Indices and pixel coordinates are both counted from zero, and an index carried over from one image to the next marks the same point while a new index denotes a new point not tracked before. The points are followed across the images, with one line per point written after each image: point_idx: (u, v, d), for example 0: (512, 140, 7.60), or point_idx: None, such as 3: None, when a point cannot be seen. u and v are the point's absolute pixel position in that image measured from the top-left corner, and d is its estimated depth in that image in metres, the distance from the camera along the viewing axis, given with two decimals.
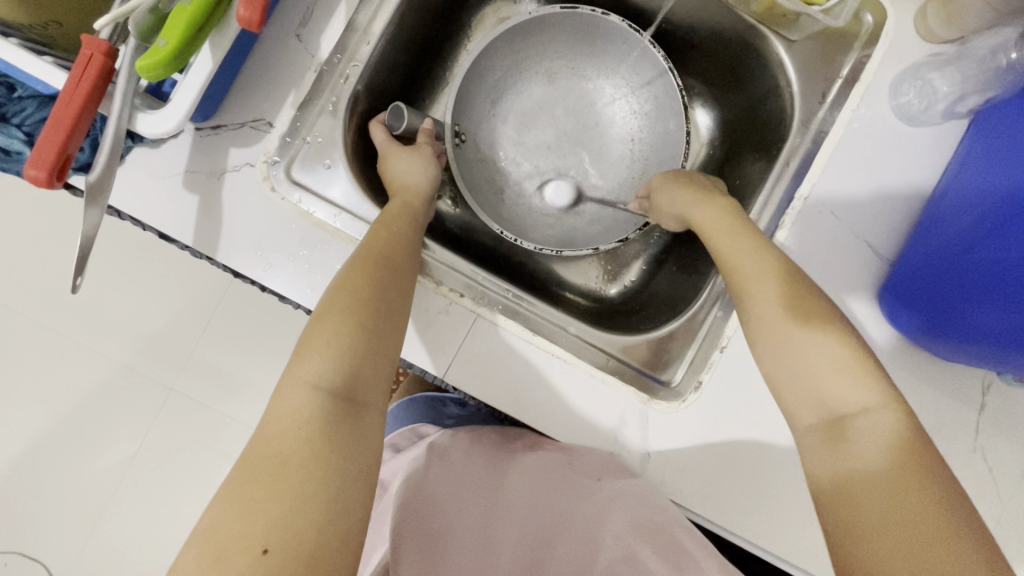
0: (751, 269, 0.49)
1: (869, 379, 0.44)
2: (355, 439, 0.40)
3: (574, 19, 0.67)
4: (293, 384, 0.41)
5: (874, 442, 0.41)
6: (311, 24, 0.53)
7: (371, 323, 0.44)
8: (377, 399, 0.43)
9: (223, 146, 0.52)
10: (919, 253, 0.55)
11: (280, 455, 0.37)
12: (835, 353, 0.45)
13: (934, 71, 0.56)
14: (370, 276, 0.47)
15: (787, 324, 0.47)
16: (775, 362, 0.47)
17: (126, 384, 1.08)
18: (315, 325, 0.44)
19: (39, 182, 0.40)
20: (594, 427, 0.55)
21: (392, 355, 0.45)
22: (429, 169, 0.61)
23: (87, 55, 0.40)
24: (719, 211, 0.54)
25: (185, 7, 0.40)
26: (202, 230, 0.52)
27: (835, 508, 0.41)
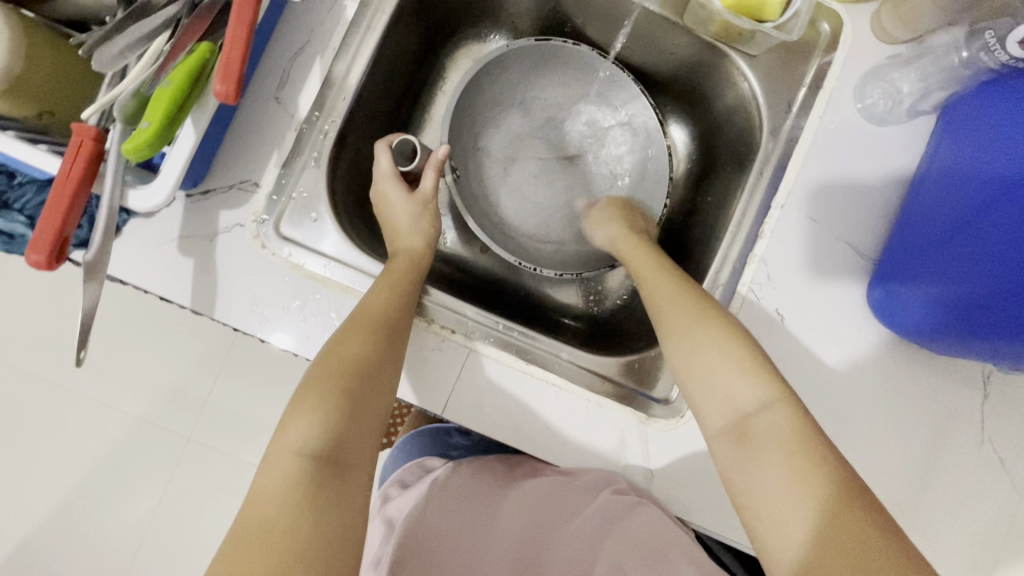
0: (661, 294, 0.55)
1: (762, 373, 0.47)
2: (339, 501, 0.41)
3: (544, 52, 0.70)
4: (278, 452, 0.43)
5: (771, 437, 0.45)
6: (288, 86, 0.56)
7: (356, 387, 0.46)
8: (362, 459, 0.45)
9: (213, 209, 0.55)
10: (908, 249, 0.55)
11: (265, 524, 0.39)
12: (737, 356, 0.48)
13: (895, 72, 0.57)
14: (365, 339, 0.49)
15: (695, 332, 0.51)
16: (684, 370, 0.51)
17: (143, 439, 1.10)
18: (304, 391, 0.46)
19: (40, 265, 0.42)
20: (594, 451, 0.55)
21: (377, 413, 0.48)
22: (420, 215, 0.62)
23: (78, 142, 0.43)
24: (643, 249, 0.61)
25: (166, 88, 0.42)
26: (199, 291, 0.54)
27: (751, 511, 0.44)
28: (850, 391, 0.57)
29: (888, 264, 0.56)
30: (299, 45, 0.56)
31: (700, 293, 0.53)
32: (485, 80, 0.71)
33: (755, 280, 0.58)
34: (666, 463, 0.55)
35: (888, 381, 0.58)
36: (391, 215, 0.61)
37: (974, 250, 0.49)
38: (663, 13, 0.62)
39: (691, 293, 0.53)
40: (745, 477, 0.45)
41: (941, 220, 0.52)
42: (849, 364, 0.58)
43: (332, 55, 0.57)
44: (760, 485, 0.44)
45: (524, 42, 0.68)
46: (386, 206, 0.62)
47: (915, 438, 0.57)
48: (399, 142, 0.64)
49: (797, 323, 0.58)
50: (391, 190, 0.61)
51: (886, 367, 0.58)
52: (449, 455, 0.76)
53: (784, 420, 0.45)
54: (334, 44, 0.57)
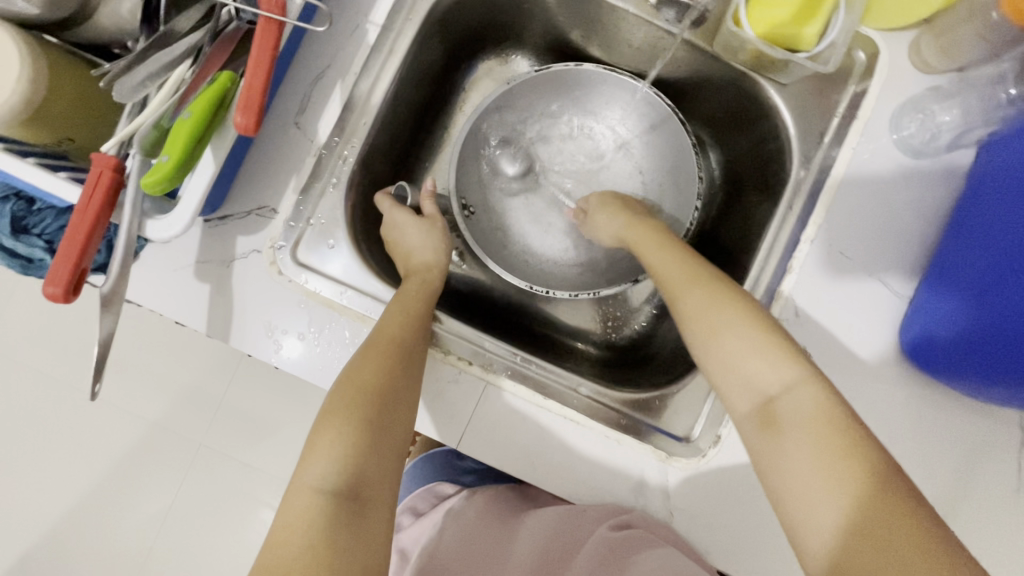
0: (675, 277, 0.52)
1: (786, 355, 0.45)
2: (359, 538, 0.41)
3: (552, 78, 0.68)
4: (297, 488, 0.42)
5: (802, 421, 0.43)
6: (308, 111, 0.55)
7: (374, 418, 0.46)
8: (383, 492, 0.44)
9: (231, 235, 0.54)
10: (940, 290, 0.52)
11: (281, 565, 0.38)
12: (758, 338, 0.46)
13: (935, 103, 0.54)
14: (379, 366, 0.48)
15: (712, 317, 0.48)
16: (709, 355, 0.48)
17: (159, 447, 1.10)
18: (322, 422, 0.45)
19: (57, 298, 0.41)
20: (612, 488, 0.54)
21: (397, 447, 0.47)
22: (436, 241, 0.61)
23: (97, 173, 0.42)
24: (650, 229, 0.58)
25: (186, 119, 0.42)
26: (214, 316, 0.54)
27: (784, 497, 0.42)
28: (883, 432, 0.55)
29: (921, 304, 0.54)
30: (321, 69, 0.56)
31: (718, 277, 0.51)
32: (500, 106, 0.69)
33: (783, 316, 0.55)
34: (689, 504, 0.53)
35: (921, 423, 0.55)
36: (403, 242, 0.60)
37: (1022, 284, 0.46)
38: (693, 40, 0.60)
39: (710, 277, 0.51)
40: (776, 463, 0.43)
41: (981, 264, 0.50)
42: (880, 403, 0.56)
43: (354, 80, 0.56)
44: (792, 468, 0.42)
45: (537, 70, 0.67)
46: (395, 230, 0.60)
47: (951, 483, 0.55)
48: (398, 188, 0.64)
49: (827, 362, 0.55)
50: (402, 213, 0.60)
51: (920, 409, 0.56)
52: (464, 480, 0.74)
53: (815, 401, 0.43)
54: (356, 69, 0.56)
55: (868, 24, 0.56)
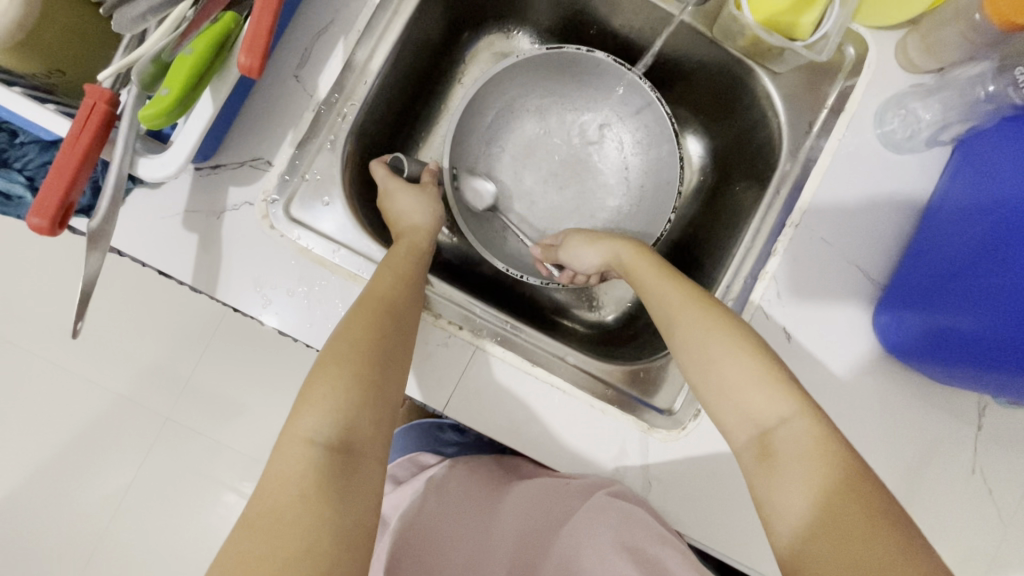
0: (670, 304, 0.52)
1: (782, 388, 0.46)
2: (352, 491, 0.41)
3: (558, 58, 0.68)
4: (290, 440, 0.42)
5: (796, 451, 0.43)
6: (309, 65, 0.54)
7: (369, 374, 0.45)
8: (376, 448, 0.44)
9: (223, 185, 0.53)
10: (917, 274, 0.55)
11: (276, 513, 0.38)
12: (754, 370, 0.47)
13: (916, 101, 0.57)
14: (371, 326, 0.47)
15: (707, 346, 0.49)
16: (704, 385, 0.49)
17: (126, 415, 1.07)
18: (315, 375, 0.45)
19: (41, 230, 0.40)
20: (593, 457, 0.55)
21: (393, 402, 0.47)
22: (430, 206, 0.61)
23: (89, 105, 0.41)
24: (631, 251, 0.58)
25: (186, 57, 0.41)
26: (201, 267, 0.52)
27: (783, 530, 0.42)
28: (852, 413, 0.58)
29: (899, 288, 0.56)
30: (325, 23, 0.55)
31: (712, 307, 0.51)
32: (500, 81, 0.69)
33: (765, 296, 0.58)
34: (666, 472, 0.55)
35: (887, 404, 0.58)
36: (396, 209, 0.59)
37: (982, 283, 0.49)
38: (693, 23, 0.61)
39: (706, 302, 0.51)
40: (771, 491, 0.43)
41: (954, 251, 0.52)
42: (850, 383, 0.58)
43: (356, 37, 0.55)
44: (783, 497, 0.43)
45: (547, 49, 0.66)
46: (387, 195, 0.60)
47: (911, 463, 0.58)
48: (393, 161, 0.63)
49: (804, 343, 0.58)
50: (394, 180, 0.60)
51: (887, 392, 0.59)
52: (444, 450, 0.75)
53: (809, 433, 0.44)
54: (359, 26, 0.55)
55: (861, 20, 0.59)
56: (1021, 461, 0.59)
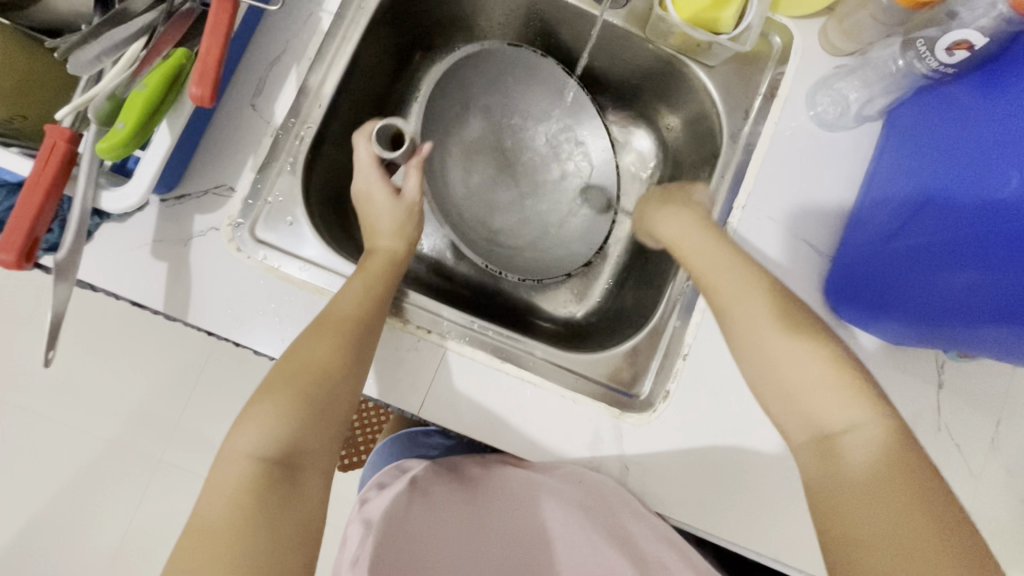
0: (729, 290, 0.51)
1: (857, 394, 0.45)
2: (290, 503, 0.42)
3: (512, 59, 0.72)
4: (228, 455, 0.43)
5: (863, 457, 0.43)
6: (264, 94, 0.57)
7: (317, 395, 0.46)
8: (319, 461, 0.45)
9: (188, 214, 0.55)
10: (867, 238, 0.57)
11: (212, 523, 0.39)
12: (824, 373, 0.46)
13: (841, 80, 0.60)
14: (328, 345, 0.48)
15: (769, 340, 0.48)
16: (761, 380, 0.48)
17: (116, 459, 1.07)
18: (263, 393, 0.45)
19: (8, 264, 0.42)
20: (568, 442, 0.57)
21: (341, 418, 0.48)
22: (410, 222, 0.62)
23: (51, 144, 0.43)
24: (692, 225, 0.57)
25: (140, 92, 0.43)
26: (173, 296, 0.54)
27: (838, 536, 0.41)
28: None
29: (851, 254, 0.59)
30: (276, 54, 0.57)
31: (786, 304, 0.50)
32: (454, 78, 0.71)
33: None
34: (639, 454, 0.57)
35: None
36: (376, 218, 0.61)
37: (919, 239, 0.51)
38: (627, 26, 0.65)
39: (771, 291, 0.50)
40: (825, 493, 0.43)
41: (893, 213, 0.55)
42: None
43: (308, 65, 0.58)
44: (846, 506, 0.41)
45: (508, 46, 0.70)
46: (370, 204, 0.62)
47: None
48: (378, 125, 0.61)
49: None
50: (379, 189, 0.61)
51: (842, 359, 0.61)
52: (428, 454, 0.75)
53: (883, 441, 0.43)
54: (310, 54, 0.58)
55: (781, 12, 0.62)
56: (982, 414, 0.62)
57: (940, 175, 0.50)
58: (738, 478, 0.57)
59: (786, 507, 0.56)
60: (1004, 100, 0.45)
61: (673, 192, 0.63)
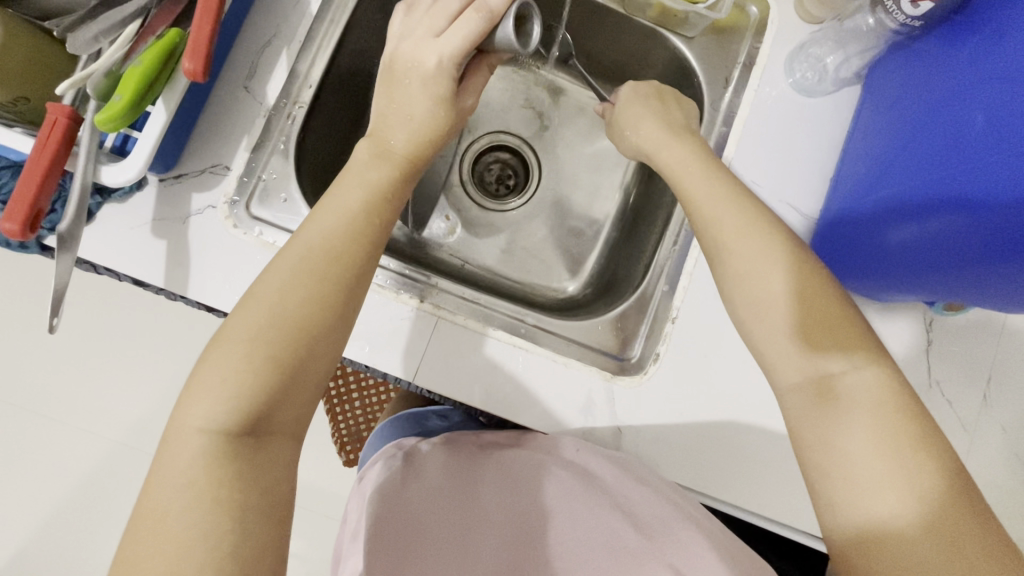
0: (731, 223, 0.50)
1: (856, 338, 0.45)
2: (258, 469, 0.41)
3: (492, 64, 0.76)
4: (181, 429, 0.40)
5: (863, 397, 0.43)
6: (256, 76, 0.59)
7: (287, 357, 0.43)
8: (285, 426, 0.43)
9: (185, 193, 0.57)
10: (857, 184, 0.58)
11: (181, 489, 0.38)
12: (826, 316, 0.46)
13: (815, 46, 0.63)
14: (301, 298, 0.44)
15: (772, 281, 0.47)
16: (761, 317, 0.47)
17: (117, 462, 1.05)
18: (218, 354, 0.42)
19: (13, 235, 0.43)
20: (562, 406, 0.58)
21: (315, 383, 0.45)
22: (440, 113, 0.52)
23: (52, 120, 0.45)
24: (688, 151, 0.56)
25: (136, 68, 0.45)
26: (173, 272, 0.56)
27: (838, 475, 0.42)
28: None
29: (839, 203, 0.60)
30: (267, 37, 0.59)
31: (781, 241, 0.48)
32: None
33: None
34: (631, 416, 0.58)
35: None
36: (409, 105, 0.52)
37: (895, 182, 0.52)
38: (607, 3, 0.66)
39: (771, 232, 0.49)
40: (823, 434, 0.43)
41: (879, 158, 0.55)
42: None
43: (298, 46, 0.60)
44: (847, 447, 0.42)
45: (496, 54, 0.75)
46: (398, 88, 0.52)
47: None
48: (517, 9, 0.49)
49: None
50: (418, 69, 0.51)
51: None
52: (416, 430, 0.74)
53: (878, 380, 0.44)
54: (299, 36, 0.60)
55: None
56: (973, 369, 0.63)
57: (916, 124, 0.52)
58: (728, 437, 0.58)
59: (776, 463, 0.58)
60: (974, 50, 0.47)
61: (666, 104, 0.61)
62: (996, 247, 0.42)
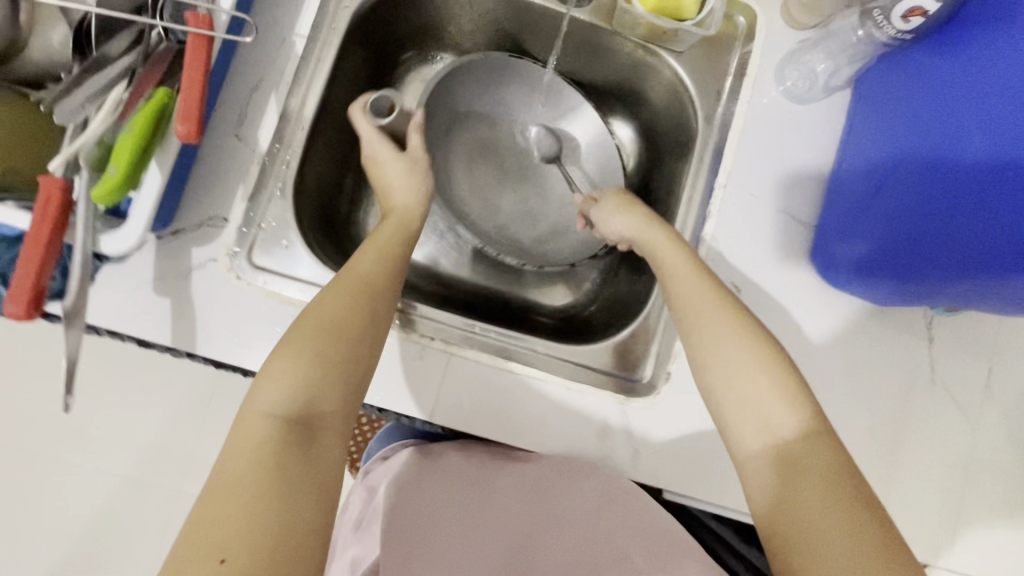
0: (702, 310, 0.52)
1: (803, 405, 0.47)
2: (312, 456, 0.42)
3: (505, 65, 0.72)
4: (249, 414, 0.43)
5: (811, 464, 0.44)
6: (246, 122, 0.58)
7: (333, 350, 0.47)
8: (334, 424, 0.45)
9: (185, 248, 0.56)
10: (858, 190, 0.58)
11: (237, 475, 0.39)
12: (772, 381, 0.48)
13: (808, 53, 0.63)
14: (340, 301, 0.49)
15: (722, 339, 0.50)
16: (715, 372, 0.50)
17: (128, 500, 1.04)
18: (279, 349, 0.46)
19: (19, 317, 0.43)
20: (580, 433, 0.59)
21: (359, 379, 0.48)
22: (415, 178, 0.63)
23: (46, 194, 0.44)
24: (662, 240, 0.57)
25: (128, 135, 0.44)
26: (180, 330, 0.56)
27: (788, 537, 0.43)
28: (805, 352, 0.62)
29: (839, 210, 0.60)
30: (253, 82, 0.58)
31: (733, 300, 0.52)
32: (454, 86, 0.72)
33: (708, 258, 0.62)
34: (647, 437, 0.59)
35: (844, 335, 0.62)
36: (386, 179, 0.63)
37: (901, 185, 0.52)
38: (592, 21, 0.65)
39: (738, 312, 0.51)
40: (777, 496, 0.44)
41: (879, 163, 0.55)
42: (808, 319, 0.62)
43: (286, 88, 0.59)
44: (800, 512, 0.43)
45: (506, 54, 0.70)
46: (380, 167, 0.63)
47: (874, 386, 0.62)
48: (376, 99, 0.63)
49: (756, 292, 0.62)
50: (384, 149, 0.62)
51: (831, 326, 0.62)
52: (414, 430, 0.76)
53: (827, 449, 0.45)
54: (287, 77, 0.59)
55: None
56: (975, 364, 0.64)
57: (913, 129, 0.52)
58: None
59: None
60: (969, 54, 0.47)
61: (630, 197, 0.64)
62: (1015, 249, 0.41)
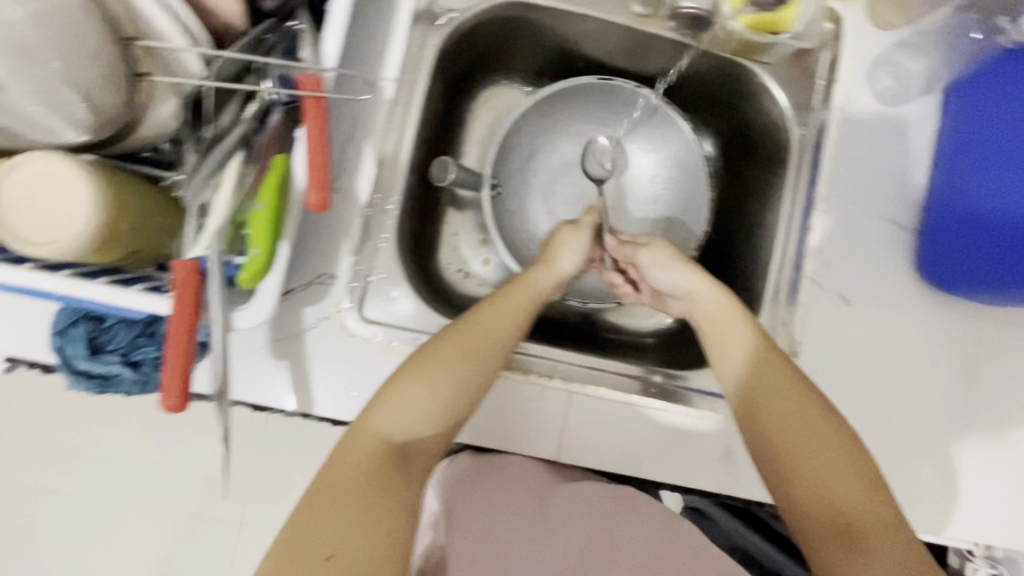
0: (763, 381, 0.50)
1: (878, 487, 0.45)
2: (405, 476, 0.46)
3: (597, 89, 0.70)
4: (361, 433, 0.47)
5: (886, 554, 0.42)
6: (345, 175, 0.56)
7: (449, 385, 0.49)
8: (428, 451, 0.49)
9: (297, 308, 0.55)
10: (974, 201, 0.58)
11: (337, 488, 0.44)
12: (845, 456, 0.46)
13: (901, 55, 0.63)
14: (461, 343, 0.51)
15: (793, 416, 0.48)
16: (787, 449, 0.47)
17: (191, 543, 1.01)
18: (399, 375, 0.49)
19: (175, 407, 0.43)
20: (707, 461, 0.58)
21: (466, 411, 0.50)
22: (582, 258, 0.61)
23: (179, 280, 0.42)
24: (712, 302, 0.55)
25: (261, 212, 0.44)
26: (297, 391, 0.55)
27: None
28: (918, 360, 0.61)
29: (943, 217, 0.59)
30: (348, 132, 0.57)
31: (788, 364, 0.50)
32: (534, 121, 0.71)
33: (815, 271, 0.61)
34: None
35: (956, 339, 0.61)
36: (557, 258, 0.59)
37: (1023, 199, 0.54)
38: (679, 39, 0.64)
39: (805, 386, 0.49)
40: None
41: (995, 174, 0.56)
42: (918, 325, 0.62)
43: (380, 136, 0.57)
44: None
45: (597, 79, 0.69)
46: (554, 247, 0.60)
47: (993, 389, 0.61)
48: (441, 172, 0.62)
49: (864, 303, 0.61)
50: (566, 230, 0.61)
51: (942, 331, 0.62)
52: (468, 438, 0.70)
53: (899, 540, 0.43)
54: (380, 125, 0.57)
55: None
56: None
57: None
58: None
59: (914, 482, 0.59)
60: None
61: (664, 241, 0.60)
62: None
